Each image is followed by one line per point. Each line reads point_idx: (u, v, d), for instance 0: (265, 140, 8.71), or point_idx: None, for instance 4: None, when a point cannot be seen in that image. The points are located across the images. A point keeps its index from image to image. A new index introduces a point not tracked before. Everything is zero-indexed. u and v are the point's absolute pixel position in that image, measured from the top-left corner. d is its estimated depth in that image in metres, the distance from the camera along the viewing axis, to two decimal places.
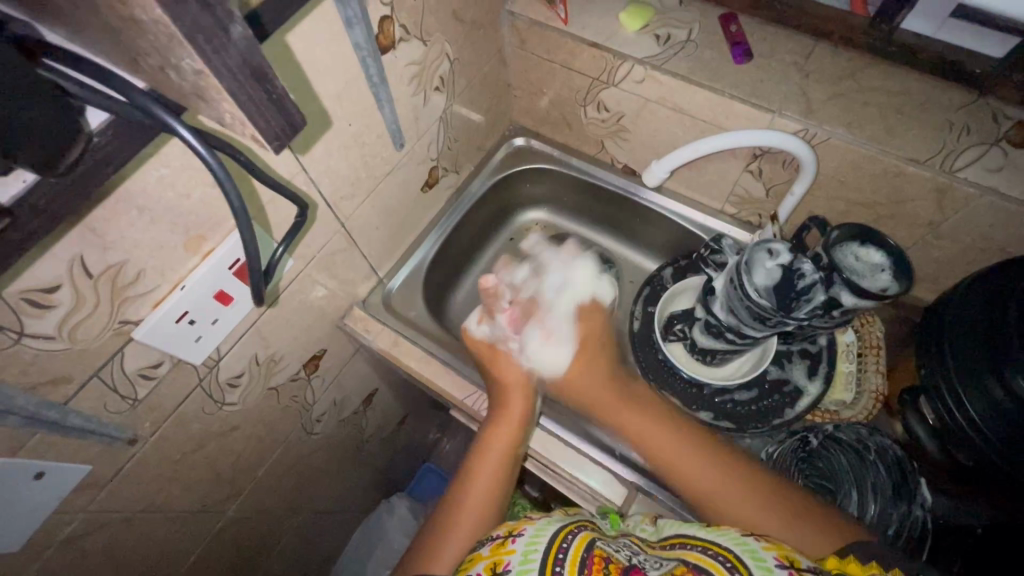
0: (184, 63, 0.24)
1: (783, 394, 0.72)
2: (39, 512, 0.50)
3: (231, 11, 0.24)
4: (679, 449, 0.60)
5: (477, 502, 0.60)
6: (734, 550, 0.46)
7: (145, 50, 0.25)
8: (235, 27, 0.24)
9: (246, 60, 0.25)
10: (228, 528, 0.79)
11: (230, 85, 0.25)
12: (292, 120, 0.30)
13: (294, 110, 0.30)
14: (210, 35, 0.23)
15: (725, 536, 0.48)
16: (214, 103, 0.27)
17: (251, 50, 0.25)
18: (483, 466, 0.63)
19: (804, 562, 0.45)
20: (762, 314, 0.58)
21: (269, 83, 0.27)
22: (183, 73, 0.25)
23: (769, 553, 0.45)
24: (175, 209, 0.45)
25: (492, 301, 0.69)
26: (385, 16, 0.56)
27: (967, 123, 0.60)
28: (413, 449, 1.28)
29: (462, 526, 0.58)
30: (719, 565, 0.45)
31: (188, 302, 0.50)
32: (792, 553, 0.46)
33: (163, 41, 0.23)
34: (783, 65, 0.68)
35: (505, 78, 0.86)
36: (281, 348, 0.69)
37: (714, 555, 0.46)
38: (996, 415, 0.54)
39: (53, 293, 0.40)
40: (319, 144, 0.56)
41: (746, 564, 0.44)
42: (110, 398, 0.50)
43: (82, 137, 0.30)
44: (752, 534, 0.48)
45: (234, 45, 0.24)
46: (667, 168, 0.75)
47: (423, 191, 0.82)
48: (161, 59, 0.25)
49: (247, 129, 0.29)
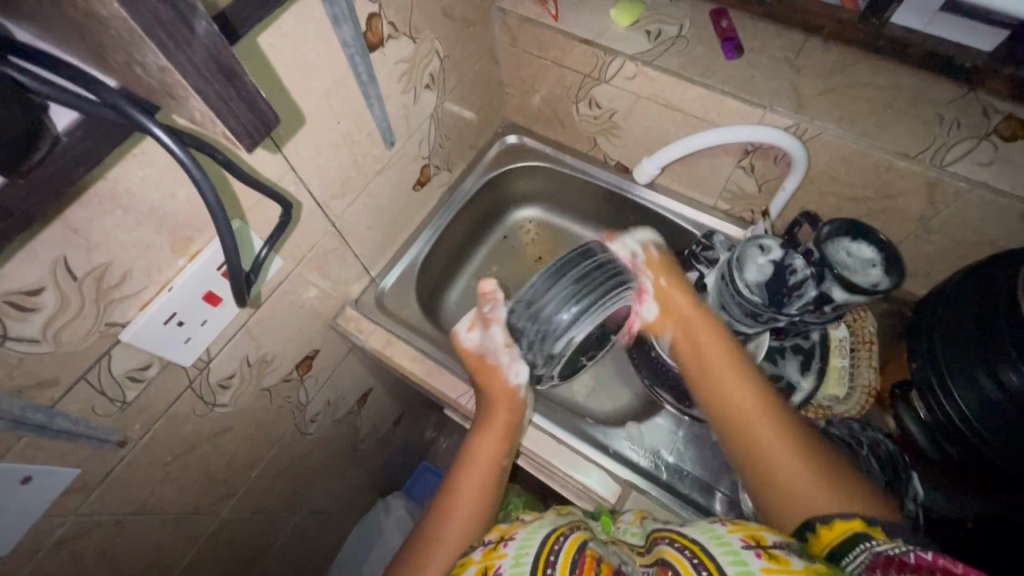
0: (149, 61, 0.24)
1: (777, 390, 0.69)
2: (26, 517, 0.50)
3: (195, 6, 0.24)
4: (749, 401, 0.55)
5: (462, 521, 0.59)
6: (701, 541, 0.45)
7: (111, 47, 0.24)
8: (199, 22, 0.24)
9: (212, 57, 0.25)
10: (223, 529, 0.79)
11: (196, 83, 0.25)
12: (264, 116, 0.30)
13: (266, 107, 0.30)
14: (171, 29, 0.23)
15: (694, 528, 0.48)
16: (181, 100, 0.27)
17: (217, 47, 0.25)
18: (471, 474, 0.62)
19: (770, 540, 0.44)
20: (753, 310, 0.58)
21: (239, 80, 0.27)
22: (149, 71, 0.25)
23: (735, 537, 0.45)
24: (160, 211, 0.45)
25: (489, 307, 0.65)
26: (373, 13, 0.56)
27: (957, 117, 0.61)
28: (409, 448, 1.28)
29: (451, 531, 0.58)
30: (686, 563, 0.43)
31: (176, 303, 0.50)
32: (760, 532, 0.45)
33: (125, 37, 0.23)
34: (774, 61, 0.68)
35: (497, 75, 0.86)
36: (274, 348, 0.69)
37: (680, 547, 0.45)
38: (986, 405, 0.54)
39: (37, 296, 0.40)
40: (306, 143, 0.56)
41: (713, 553, 0.43)
42: (98, 400, 0.49)
43: (46, 138, 0.29)
44: (721, 522, 0.48)
45: (199, 40, 0.24)
46: (659, 163, 0.75)
47: (415, 189, 0.82)
48: (126, 56, 0.24)
49: (218, 128, 0.29)
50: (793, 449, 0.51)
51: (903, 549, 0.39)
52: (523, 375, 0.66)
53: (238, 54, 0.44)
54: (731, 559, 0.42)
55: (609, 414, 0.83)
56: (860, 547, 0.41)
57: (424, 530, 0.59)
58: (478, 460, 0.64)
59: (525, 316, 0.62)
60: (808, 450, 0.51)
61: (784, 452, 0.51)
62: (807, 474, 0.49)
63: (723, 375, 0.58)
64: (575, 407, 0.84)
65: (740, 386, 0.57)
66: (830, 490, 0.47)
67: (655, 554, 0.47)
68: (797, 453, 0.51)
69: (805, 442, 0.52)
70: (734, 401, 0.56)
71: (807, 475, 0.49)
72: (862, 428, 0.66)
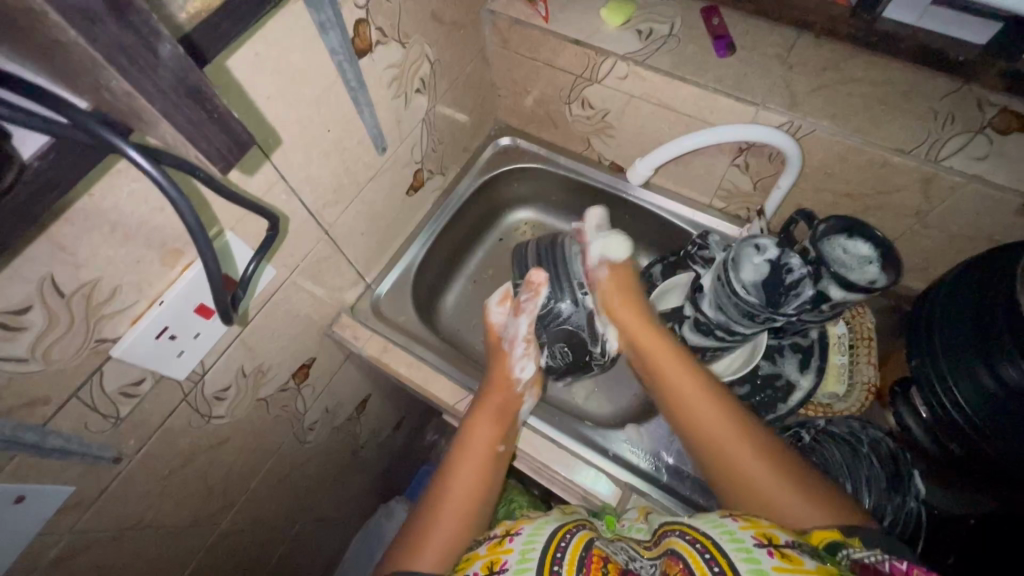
0: (114, 85, 0.24)
1: (776, 388, 0.70)
2: (22, 536, 0.49)
3: (157, 30, 0.24)
4: (715, 422, 0.57)
5: (457, 508, 0.58)
6: (712, 535, 0.45)
7: (77, 71, 0.24)
8: (164, 46, 0.24)
9: (180, 80, 0.26)
10: (223, 540, 0.79)
11: (164, 107, 0.26)
12: (238, 137, 0.30)
13: (240, 129, 0.30)
14: (133, 53, 0.23)
15: (703, 521, 0.48)
16: (150, 123, 0.27)
17: (184, 70, 0.26)
18: (467, 463, 0.63)
19: (782, 538, 0.44)
20: (749, 310, 0.58)
21: (210, 102, 0.28)
22: (116, 95, 0.26)
23: (748, 533, 0.44)
24: (149, 225, 0.44)
25: (528, 297, 0.72)
26: (361, 19, 0.55)
27: (952, 112, 0.60)
28: (409, 452, 1.28)
29: (447, 518, 0.57)
30: (698, 556, 0.43)
31: (167, 317, 0.49)
32: (772, 531, 0.45)
33: (87, 63, 0.23)
34: (766, 58, 0.67)
35: (489, 77, 0.85)
36: (270, 358, 0.68)
37: (691, 539, 0.45)
38: (987, 403, 0.54)
39: (23, 314, 0.39)
40: (297, 152, 0.55)
41: (725, 550, 0.43)
42: (91, 417, 0.49)
43: (10, 165, 0.29)
44: (730, 516, 0.48)
45: (164, 64, 0.25)
46: (650, 167, 0.75)
47: (408, 194, 0.81)
48: (94, 80, 0.25)
49: (192, 151, 0.30)
50: (769, 476, 0.52)
51: (882, 558, 0.41)
52: (528, 369, 0.72)
53: (207, 74, 0.42)
54: (744, 556, 0.42)
55: (608, 417, 0.83)
56: (846, 554, 0.43)
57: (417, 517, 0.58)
58: (472, 445, 0.64)
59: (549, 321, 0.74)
60: (783, 471, 0.52)
61: (758, 476, 0.52)
62: (784, 493, 0.50)
63: (696, 406, 0.59)
64: (574, 410, 0.84)
65: (710, 419, 0.58)
66: (808, 509, 0.49)
67: (665, 546, 0.47)
68: (775, 478, 0.52)
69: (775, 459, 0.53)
70: (699, 427, 0.58)
71: (784, 501, 0.50)
72: (862, 427, 0.67)
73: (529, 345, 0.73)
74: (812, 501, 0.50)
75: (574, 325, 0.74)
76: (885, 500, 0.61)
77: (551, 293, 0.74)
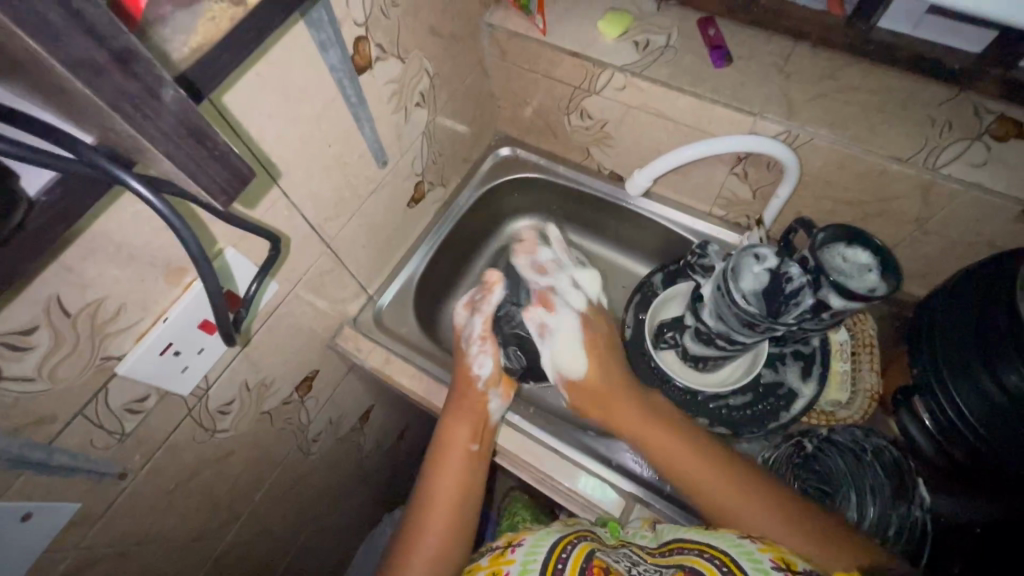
0: (119, 128, 0.26)
1: (779, 396, 0.71)
2: (29, 553, 0.50)
3: (161, 76, 0.25)
4: (700, 466, 0.58)
5: (442, 520, 0.59)
6: (730, 553, 0.46)
7: (83, 113, 0.25)
8: (166, 91, 0.25)
9: (182, 121, 0.27)
10: (228, 552, 0.79)
11: (167, 147, 0.27)
12: (240, 172, 0.32)
13: (240, 162, 0.31)
14: (138, 100, 0.24)
15: (720, 540, 0.48)
16: (154, 159, 0.28)
17: (186, 111, 0.27)
18: (448, 471, 0.63)
19: (799, 565, 0.46)
20: (749, 320, 0.58)
21: (211, 140, 0.29)
22: (121, 135, 0.27)
23: (765, 556, 0.45)
24: (152, 245, 0.45)
25: (483, 294, 0.73)
26: (360, 37, 0.56)
27: (949, 119, 0.61)
28: (414, 461, 1.28)
29: (434, 526, 0.58)
30: (714, 569, 0.44)
31: (171, 333, 0.50)
32: (790, 556, 0.47)
33: (93, 107, 0.24)
34: (763, 67, 0.68)
35: (488, 88, 0.86)
36: (273, 371, 0.69)
37: (710, 558, 0.45)
38: (991, 410, 0.54)
39: (30, 335, 0.40)
40: (299, 170, 0.56)
41: (740, 564, 0.44)
42: (97, 434, 0.49)
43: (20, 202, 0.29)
44: (748, 537, 0.48)
45: (167, 108, 0.26)
46: (649, 176, 0.76)
47: (409, 206, 0.82)
48: (99, 121, 0.26)
49: (193, 185, 0.30)
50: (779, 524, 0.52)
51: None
52: (486, 366, 0.70)
53: (200, 112, 0.43)
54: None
55: None
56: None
57: (406, 532, 0.59)
58: (451, 452, 0.65)
59: (505, 324, 0.74)
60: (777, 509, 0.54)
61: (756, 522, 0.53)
62: (784, 535, 0.52)
63: (678, 450, 0.59)
64: (577, 418, 0.84)
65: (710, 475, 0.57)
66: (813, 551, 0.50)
67: (676, 559, 0.47)
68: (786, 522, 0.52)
69: (765, 497, 0.55)
70: (687, 474, 0.58)
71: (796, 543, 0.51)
72: (865, 434, 0.66)
73: (484, 342, 0.71)
74: (821, 541, 0.51)
75: (527, 332, 0.74)
76: (889, 509, 0.61)
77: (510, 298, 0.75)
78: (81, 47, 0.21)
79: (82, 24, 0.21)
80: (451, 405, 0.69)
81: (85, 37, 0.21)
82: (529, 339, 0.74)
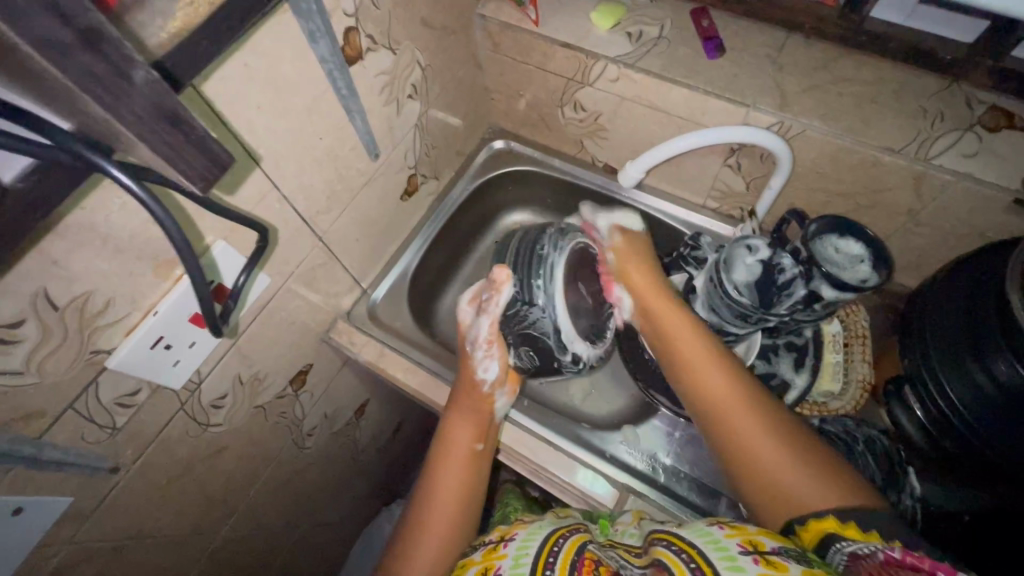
0: (92, 112, 0.25)
1: (772, 388, 0.70)
2: (20, 548, 0.50)
3: (131, 57, 0.25)
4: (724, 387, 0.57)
5: (443, 518, 0.58)
6: (697, 544, 0.45)
7: (57, 97, 0.25)
8: (137, 72, 0.25)
9: (155, 105, 0.26)
10: (223, 547, 0.79)
11: (140, 131, 0.27)
12: (218, 159, 0.31)
13: (219, 150, 0.31)
14: (108, 83, 0.24)
15: (690, 531, 0.48)
16: (130, 145, 0.28)
17: (159, 95, 0.27)
18: (452, 465, 0.63)
19: (767, 544, 0.44)
20: (742, 311, 0.59)
21: (187, 125, 0.29)
22: (95, 119, 0.26)
23: (732, 541, 0.44)
24: (140, 238, 0.44)
25: (489, 295, 0.67)
26: (350, 27, 0.55)
27: (940, 110, 0.61)
28: (410, 455, 1.28)
29: (438, 520, 0.58)
30: (681, 564, 0.43)
31: (161, 327, 0.49)
32: (757, 536, 0.45)
33: (64, 92, 0.24)
34: (756, 58, 0.68)
35: (481, 81, 0.86)
36: (266, 365, 0.68)
37: (677, 550, 0.44)
38: (978, 399, 0.54)
39: (17, 329, 0.39)
40: (289, 162, 0.56)
41: (710, 558, 0.43)
42: (87, 428, 0.49)
43: None
44: (717, 523, 0.48)
45: (138, 90, 0.26)
46: (642, 168, 0.76)
47: (402, 199, 0.81)
48: (72, 106, 0.25)
49: (173, 173, 0.30)
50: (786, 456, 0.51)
51: (873, 550, 0.41)
52: (490, 371, 0.68)
53: (181, 100, 0.42)
54: (728, 564, 0.41)
55: (607, 418, 0.83)
56: (837, 548, 0.43)
57: (408, 527, 0.59)
58: (455, 449, 0.65)
59: (513, 323, 0.67)
60: (789, 441, 0.52)
61: (764, 450, 0.52)
62: (790, 463, 0.50)
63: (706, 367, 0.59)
64: (572, 411, 0.84)
65: (723, 406, 0.56)
66: (815, 485, 0.48)
67: (651, 555, 0.46)
68: (795, 463, 0.50)
69: (782, 429, 0.53)
70: (709, 393, 0.57)
71: (798, 484, 0.49)
72: (856, 425, 0.67)
73: (490, 347, 0.68)
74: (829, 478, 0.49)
75: (539, 331, 0.67)
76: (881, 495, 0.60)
77: (519, 293, 0.66)
78: (45, 26, 0.21)
79: (44, 1, 0.21)
80: (453, 403, 0.69)
81: (49, 16, 0.21)
82: (542, 339, 0.67)
